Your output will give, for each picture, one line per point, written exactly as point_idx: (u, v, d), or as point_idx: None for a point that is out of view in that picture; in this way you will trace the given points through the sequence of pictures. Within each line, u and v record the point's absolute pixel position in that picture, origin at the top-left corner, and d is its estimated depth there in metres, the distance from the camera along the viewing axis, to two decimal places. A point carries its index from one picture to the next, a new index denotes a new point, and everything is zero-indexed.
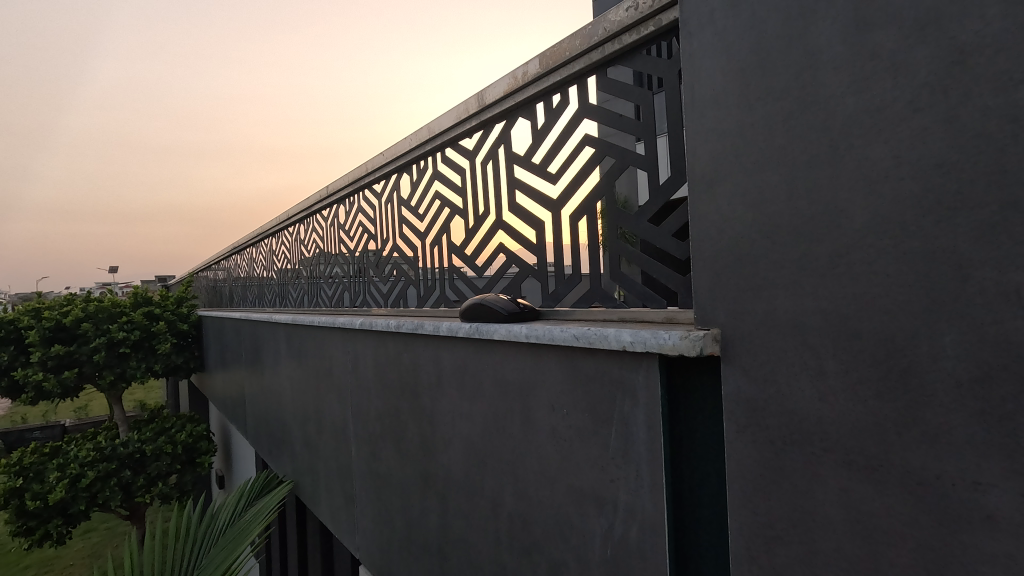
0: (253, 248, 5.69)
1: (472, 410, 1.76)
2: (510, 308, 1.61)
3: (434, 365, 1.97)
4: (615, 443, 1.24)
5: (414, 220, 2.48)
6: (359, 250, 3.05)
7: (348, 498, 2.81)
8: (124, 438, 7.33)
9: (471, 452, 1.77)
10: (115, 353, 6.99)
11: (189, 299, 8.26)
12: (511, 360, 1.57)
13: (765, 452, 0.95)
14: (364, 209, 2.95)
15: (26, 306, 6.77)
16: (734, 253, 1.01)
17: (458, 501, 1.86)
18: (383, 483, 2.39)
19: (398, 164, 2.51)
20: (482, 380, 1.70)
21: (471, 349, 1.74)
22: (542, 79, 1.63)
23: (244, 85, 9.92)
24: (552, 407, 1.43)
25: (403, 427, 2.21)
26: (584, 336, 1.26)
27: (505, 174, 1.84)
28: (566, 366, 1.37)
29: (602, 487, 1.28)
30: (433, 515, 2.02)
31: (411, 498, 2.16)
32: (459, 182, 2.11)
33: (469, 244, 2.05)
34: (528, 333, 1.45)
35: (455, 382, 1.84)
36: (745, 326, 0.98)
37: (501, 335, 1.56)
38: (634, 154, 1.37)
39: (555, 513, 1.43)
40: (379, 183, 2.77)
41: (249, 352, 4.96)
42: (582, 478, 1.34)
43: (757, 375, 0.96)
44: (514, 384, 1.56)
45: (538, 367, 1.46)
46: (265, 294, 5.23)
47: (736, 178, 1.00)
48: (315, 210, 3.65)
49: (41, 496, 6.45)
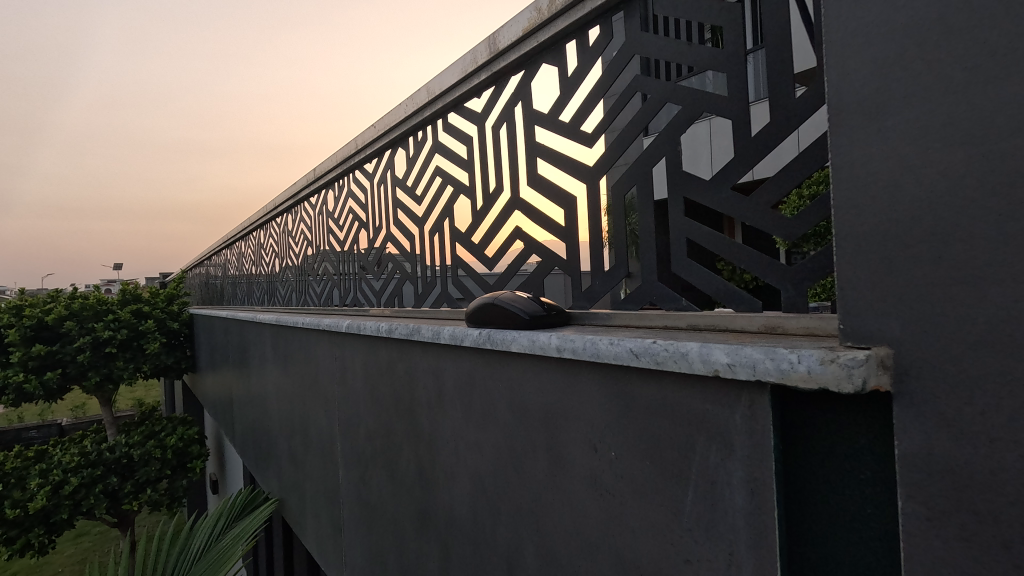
0: (243, 243, 5.29)
1: (482, 442, 1.37)
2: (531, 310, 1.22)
3: (434, 381, 1.58)
4: (693, 508, 0.86)
5: (411, 204, 2.08)
6: (350, 242, 2.65)
7: (335, 525, 2.44)
8: (111, 442, 6.99)
9: (480, 492, 1.39)
10: (101, 353, 6.65)
11: (180, 297, 7.86)
12: (534, 379, 1.18)
13: (985, 559, 0.55)
14: (354, 193, 2.57)
15: (7, 304, 6.41)
16: (921, 228, 0.60)
17: (463, 552, 1.48)
18: (374, 515, 2.02)
19: (392, 138, 2.13)
20: (495, 404, 1.31)
21: (481, 361, 1.36)
22: (575, 9, 1.24)
23: (238, 75, 9.56)
24: (594, 447, 1.04)
25: (396, 452, 1.83)
26: (646, 352, 0.88)
27: (524, 140, 1.45)
28: (615, 391, 0.98)
29: (672, 567, 0.89)
30: (431, 562, 1.64)
31: (406, 539, 1.78)
32: (465, 154, 1.72)
33: (477, 232, 1.67)
34: (559, 346, 1.06)
35: (460, 401, 1.46)
36: (940, 347, 0.58)
37: (521, 346, 1.17)
38: (713, 96, 0.98)
39: None
40: (372, 161, 2.37)
41: (236, 355, 4.60)
42: (637, 548, 0.96)
43: (966, 429, 0.56)
44: (539, 413, 1.17)
45: (572, 389, 1.08)
46: (255, 292, 4.86)
47: (930, 98, 0.59)
48: (301, 198, 3.28)
49: (21, 504, 6.10)
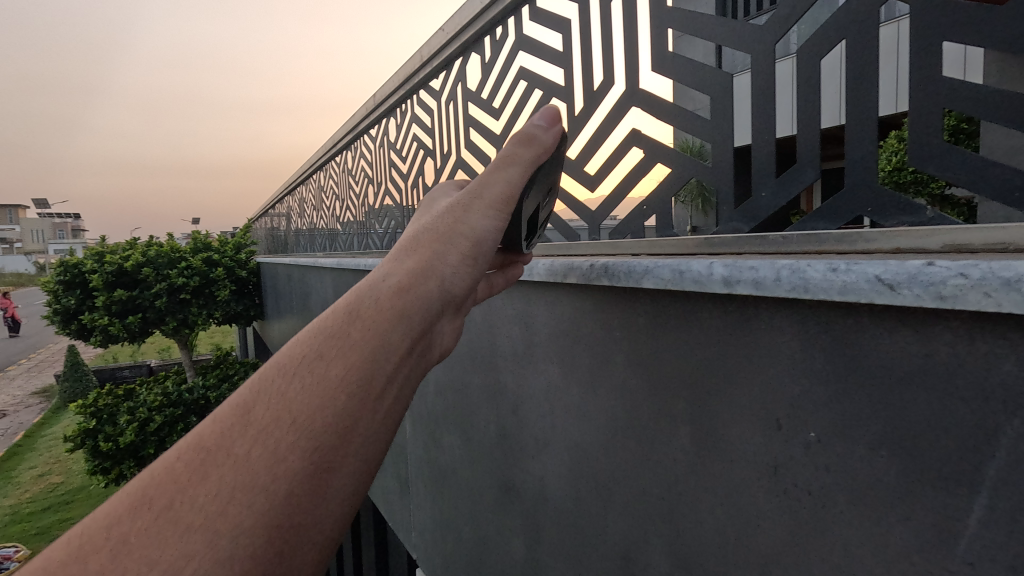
0: (304, 189, 5.16)
1: (587, 406, 1.08)
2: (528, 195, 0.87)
3: (522, 330, 1.28)
4: (980, 525, 0.53)
5: (488, 121, 1.76)
6: (412, 175, 2.36)
7: (401, 483, 2.23)
8: (190, 384, 7.15)
9: (582, 466, 1.11)
10: (176, 299, 6.84)
11: (247, 246, 7.98)
12: (675, 326, 0.86)
13: None
14: (418, 117, 2.26)
15: (91, 250, 6.78)
16: None
17: (555, 532, 1.22)
18: (445, 478, 1.78)
19: (463, 41, 1.78)
20: (611, 359, 1.00)
21: (589, 302, 1.05)
22: None
23: (313, 23, 9.49)
24: (776, 424, 0.72)
25: (471, 412, 1.57)
26: (915, 280, 0.53)
27: (651, 11, 1.08)
28: (827, 346, 0.65)
29: None
30: (514, 538, 1.39)
31: (483, 508, 1.53)
32: (560, 45, 1.36)
33: (572, 144, 1.34)
34: (726, 278, 0.73)
35: (555, 352, 1.17)
36: None
37: (653, 283, 0.85)
38: None
39: None
40: (439, 77, 2.05)
41: (300, 302, 4.47)
42: (852, 559, 0.65)
43: None
44: (680, 374, 0.86)
45: (745, 340, 0.75)
46: (316, 239, 4.72)
47: None
48: (361, 131, 3.00)
49: (113, 439, 6.26)
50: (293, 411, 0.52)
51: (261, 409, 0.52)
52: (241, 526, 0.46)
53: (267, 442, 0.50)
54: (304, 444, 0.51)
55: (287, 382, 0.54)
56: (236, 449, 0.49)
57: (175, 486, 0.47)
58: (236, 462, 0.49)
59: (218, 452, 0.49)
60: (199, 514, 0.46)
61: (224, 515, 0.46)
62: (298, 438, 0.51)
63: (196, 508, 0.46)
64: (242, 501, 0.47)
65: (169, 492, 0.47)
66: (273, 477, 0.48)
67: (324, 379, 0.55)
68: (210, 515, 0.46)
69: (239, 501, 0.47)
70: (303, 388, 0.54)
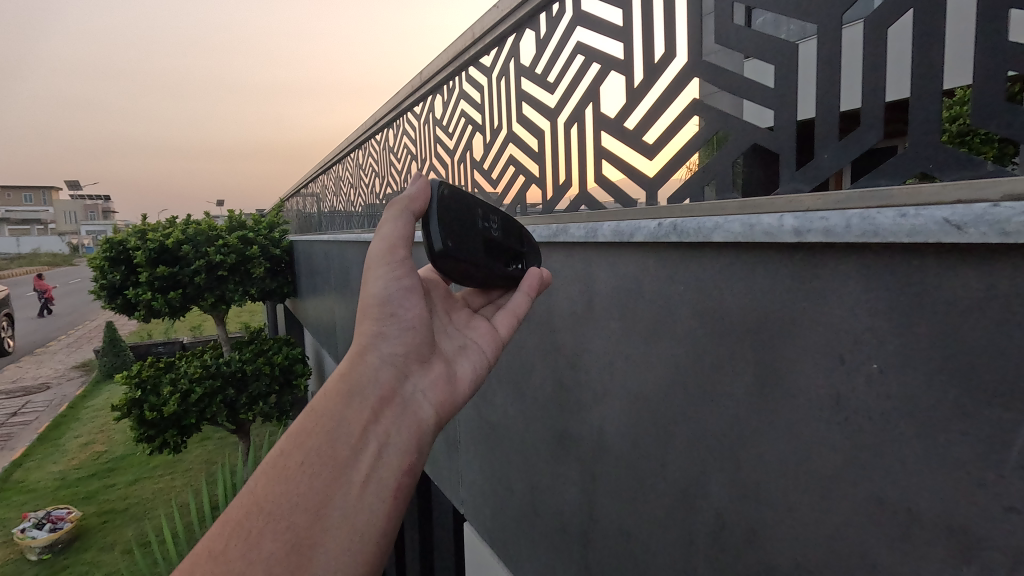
0: (340, 167, 5.28)
1: (650, 357, 1.17)
2: (448, 236, 1.09)
3: (583, 290, 1.37)
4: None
5: (541, 95, 1.83)
6: (459, 150, 2.44)
7: (449, 443, 2.35)
8: (227, 357, 7.39)
9: (643, 413, 1.20)
10: (214, 276, 7.05)
11: (280, 225, 8.17)
12: (741, 277, 0.94)
13: None
14: (467, 93, 2.33)
15: (134, 228, 6.99)
16: None
17: (613, 476, 1.32)
18: (498, 435, 1.89)
19: (518, 18, 1.85)
20: (676, 311, 1.09)
21: (654, 260, 1.13)
22: None
23: None
24: (840, 359, 0.80)
25: (527, 370, 1.68)
26: (981, 219, 0.61)
27: None
28: (893, 286, 0.72)
29: (981, 496, 0.66)
30: (570, 484, 1.49)
31: (538, 459, 1.64)
32: (620, 20, 1.42)
33: (631, 115, 1.41)
34: (798, 228, 0.81)
35: (617, 309, 1.26)
36: None
37: (724, 236, 0.93)
38: None
39: (828, 519, 0.84)
40: (490, 54, 2.12)
41: (338, 277, 4.60)
42: (910, 475, 0.73)
43: None
44: (746, 322, 0.94)
45: (813, 285, 0.82)
46: (353, 216, 4.84)
47: None
48: (405, 108, 3.09)
49: (157, 408, 6.54)
50: (296, 467, 0.77)
51: (274, 472, 0.77)
52: (278, 537, 0.70)
53: (283, 492, 0.74)
54: (310, 478, 0.76)
55: (285, 448, 0.79)
56: (264, 496, 0.73)
57: (231, 533, 0.70)
58: (266, 507, 0.72)
59: (253, 503, 0.73)
60: (250, 541, 0.69)
61: (268, 535, 0.70)
62: (303, 479, 0.76)
63: (247, 538, 0.69)
64: (275, 525, 0.71)
65: (228, 536, 0.70)
66: (288, 506, 0.73)
67: (311, 442, 0.80)
68: (256, 541, 0.69)
69: (272, 527, 0.70)
70: (299, 451, 0.79)
